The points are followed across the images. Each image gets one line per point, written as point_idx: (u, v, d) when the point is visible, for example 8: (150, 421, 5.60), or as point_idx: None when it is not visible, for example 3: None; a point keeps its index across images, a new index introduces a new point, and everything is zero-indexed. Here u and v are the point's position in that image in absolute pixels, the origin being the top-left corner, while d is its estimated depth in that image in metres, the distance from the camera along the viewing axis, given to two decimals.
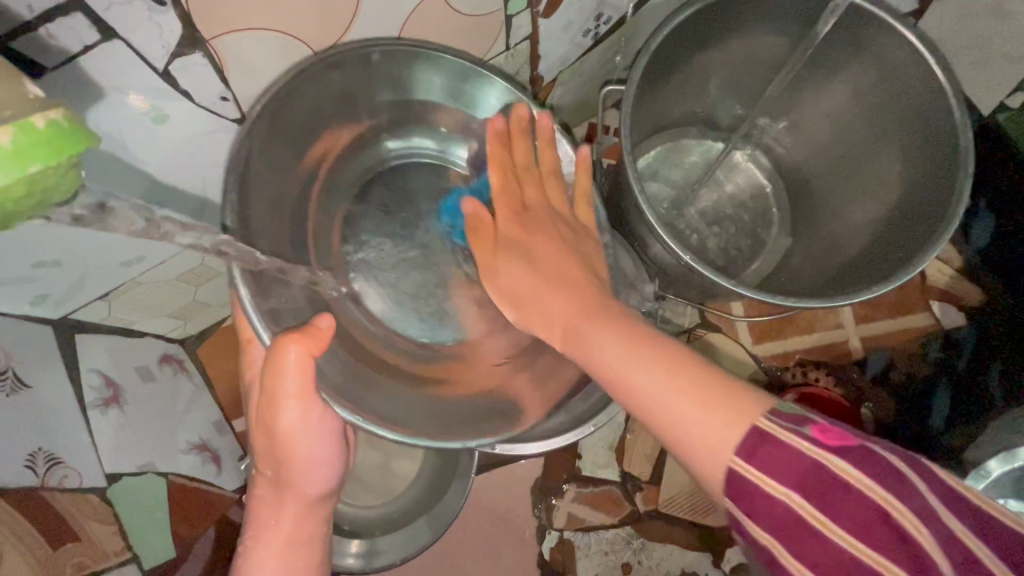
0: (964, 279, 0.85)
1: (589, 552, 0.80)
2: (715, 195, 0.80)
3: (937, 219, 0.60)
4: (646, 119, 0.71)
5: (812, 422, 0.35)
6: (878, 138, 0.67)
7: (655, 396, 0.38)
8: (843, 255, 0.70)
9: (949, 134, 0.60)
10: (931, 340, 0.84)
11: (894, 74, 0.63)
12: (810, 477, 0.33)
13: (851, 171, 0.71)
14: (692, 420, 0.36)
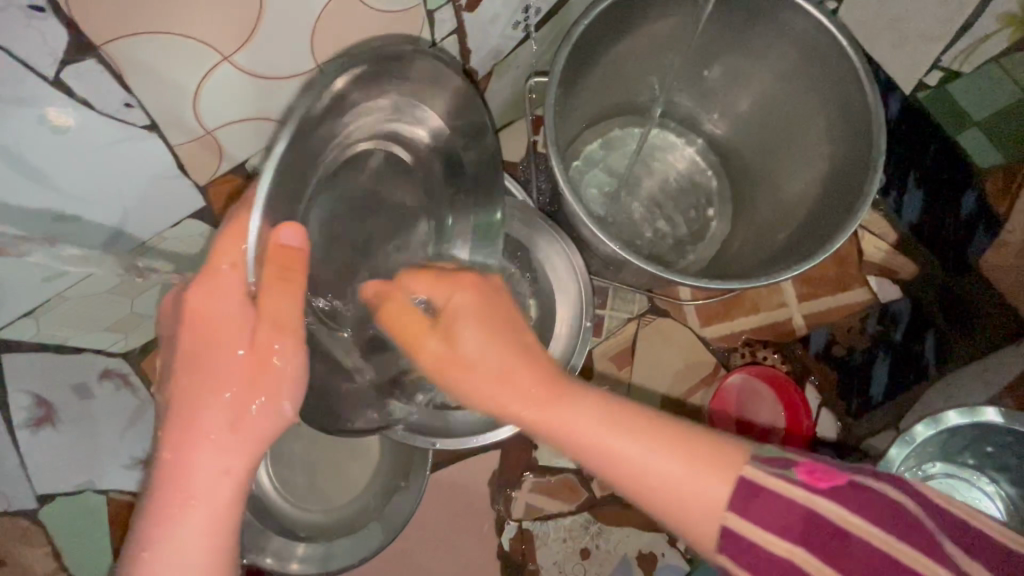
0: (899, 253, 0.87)
1: (548, 540, 0.81)
2: (655, 180, 0.82)
3: (856, 194, 0.62)
4: (578, 111, 0.72)
5: (799, 465, 0.37)
6: (803, 120, 0.68)
7: (617, 456, 0.39)
8: (777, 236, 0.71)
9: (864, 111, 0.62)
10: (869, 314, 0.87)
11: (814, 52, 0.64)
12: (800, 526, 0.36)
13: (782, 150, 0.72)
14: (677, 487, 0.38)
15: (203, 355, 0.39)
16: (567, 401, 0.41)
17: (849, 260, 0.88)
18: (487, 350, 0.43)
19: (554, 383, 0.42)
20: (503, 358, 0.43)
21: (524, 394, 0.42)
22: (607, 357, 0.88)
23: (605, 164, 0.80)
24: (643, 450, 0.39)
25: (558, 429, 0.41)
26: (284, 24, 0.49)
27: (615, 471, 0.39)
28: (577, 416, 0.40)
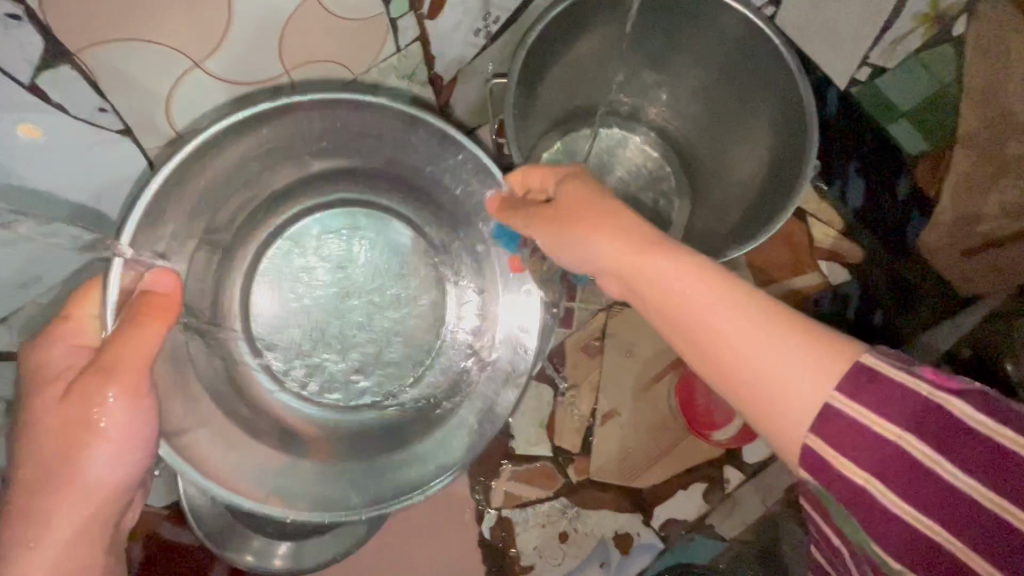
0: (846, 239, 0.93)
1: (527, 526, 0.84)
2: (616, 175, 0.86)
3: (796, 173, 0.66)
4: (540, 113, 0.76)
5: (924, 364, 0.37)
6: (745, 105, 0.73)
7: (736, 343, 0.38)
8: (731, 220, 0.76)
9: (796, 94, 0.66)
10: (823, 296, 0.92)
11: (746, 43, 0.68)
12: (918, 414, 0.36)
13: (729, 136, 0.77)
14: (774, 369, 0.37)
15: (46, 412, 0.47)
16: (665, 259, 0.42)
17: (802, 247, 0.94)
18: (597, 227, 0.46)
19: (645, 247, 0.44)
20: (622, 229, 0.45)
21: (642, 253, 0.43)
22: (579, 347, 0.91)
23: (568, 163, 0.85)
24: (758, 333, 0.37)
25: (663, 292, 0.41)
26: (252, 31, 0.52)
27: (724, 346, 0.38)
28: (677, 281, 0.41)
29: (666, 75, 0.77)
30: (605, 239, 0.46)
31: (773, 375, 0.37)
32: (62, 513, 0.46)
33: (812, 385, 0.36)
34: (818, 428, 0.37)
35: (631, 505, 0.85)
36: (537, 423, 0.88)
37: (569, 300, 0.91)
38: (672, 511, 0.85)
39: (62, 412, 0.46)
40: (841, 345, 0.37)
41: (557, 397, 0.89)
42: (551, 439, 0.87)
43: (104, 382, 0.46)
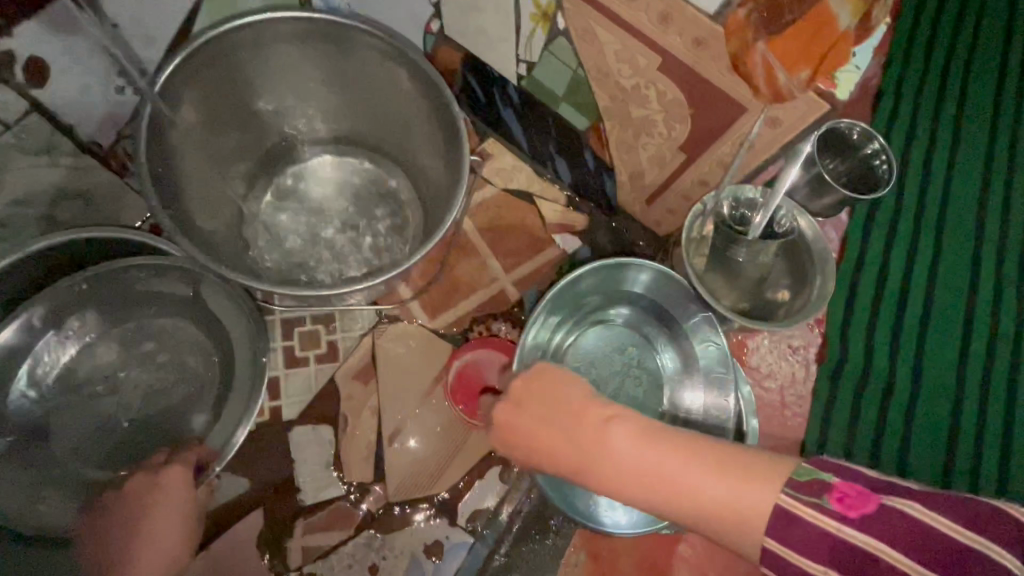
0: (573, 210, 1.04)
1: (335, 573, 0.81)
2: (339, 200, 0.88)
3: (456, 150, 0.73)
4: (200, 155, 0.74)
5: (831, 494, 0.45)
6: (399, 96, 0.77)
7: (665, 496, 0.48)
8: (437, 208, 0.80)
9: (426, 79, 0.71)
10: (562, 266, 1.02)
11: (366, 44, 0.71)
12: (829, 546, 0.44)
13: (405, 129, 0.81)
14: (731, 503, 0.46)
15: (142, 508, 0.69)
16: (614, 449, 0.50)
17: (538, 227, 1.03)
18: (533, 416, 0.55)
19: (601, 420, 0.52)
20: (550, 436, 0.54)
21: (593, 436, 0.52)
22: (351, 377, 0.91)
23: (291, 201, 0.86)
24: (701, 475, 0.46)
25: (590, 461, 0.51)
26: None
27: (648, 493, 0.48)
28: (621, 467, 0.50)
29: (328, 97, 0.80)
30: (621, 429, 0.51)
31: (707, 511, 0.46)
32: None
33: (766, 507, 0.45)
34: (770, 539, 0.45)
35: (435, 511, 0.87)
36: (323, 466, 0.86)
37: (329, 334, 0.92)
38: (475, 504, 0.88)
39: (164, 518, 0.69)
40: (772, 466, 0.47)
41: (338, 433, 0.88)
42: (339, 478, 0.85)
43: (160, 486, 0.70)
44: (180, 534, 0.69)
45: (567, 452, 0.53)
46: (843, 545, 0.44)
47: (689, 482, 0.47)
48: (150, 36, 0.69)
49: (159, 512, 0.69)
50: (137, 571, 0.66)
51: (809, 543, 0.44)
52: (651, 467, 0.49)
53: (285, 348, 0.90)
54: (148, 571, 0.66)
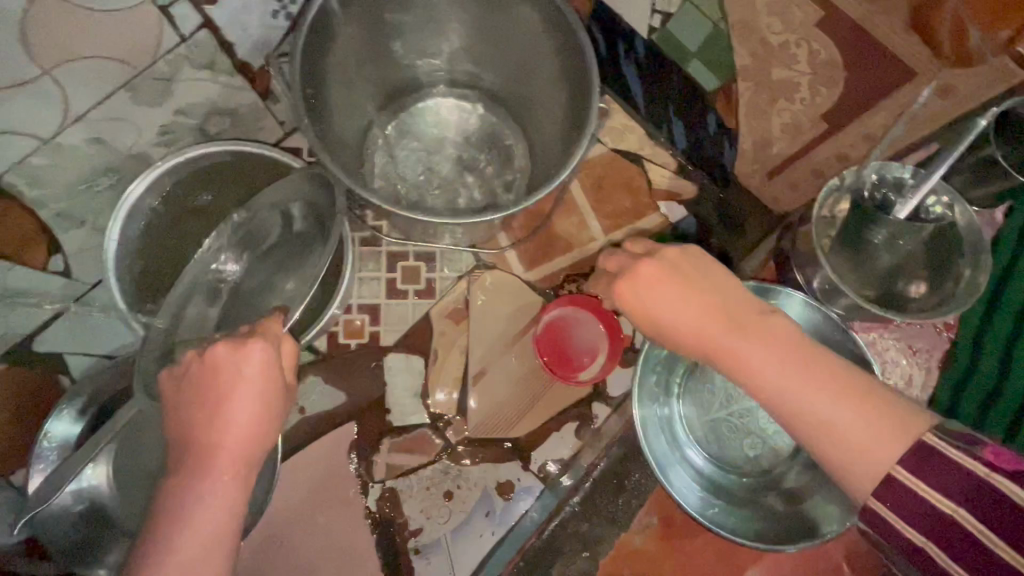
0: (681, 177, 1.01)
1: (413, 492, 0.87)
2: (451, 142, 0.90)
3: (583, 100, 0.71)
4: (340, 83, 0.77)
5: (984, 445, 0.49)
6: (528, 42, 0.76)
7: (786, 402, 0.53)
8: (550, 159, 0.81)
9: (562, 25, 0.70)
10: (664, 234, 0.98)
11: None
12: (971, 491, 0.49)
13: (530, 79, 0.81)
14: (844, 428, 0.51)
15: (209, 378, 0.55)
16: (758, 348, 0.54)
17: (643, 191, 1.01)
18: (686, 294, 0.57)
19: (756, 322, 0.56)
20: (699, 317, 0.57)
21: (741, 328, 0.56)
22: (444, 315, 0.94)
23: (408, 140, 0.89)
24: (822, 390, 0.52)
25: (729, 348, 0.55)
26: None
27: (772, 396, 0.54)
28: (757, 369, 0.54)
29: (455, 36, 0.81)
30: (765, 340, 0.55)
31: (808, 417, 0.52)
32: (214, 486, 0.54)
33: (888, 453, 0.50)
34: (874, 484, 0.51)
35: (510, 452, 0.90)
36: (411, 393, 0.91)
37: (429, 271, 0.95)
38: (549, 454, 0.90)
39: (235, 399, 0.55)
40: (899, 408, 0.52)
41: (428, 365, 0.92)
42: (426, 406, 0.90)
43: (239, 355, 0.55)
44: (260, 418, 0.56)
45: (698, 336, 0.57)
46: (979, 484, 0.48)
47: (817, 393, 0.52)
48: None
49: (224, 395, 0.55)
50: (217, 457, 0.54)
51: (949, 480, 0.49)
52: (786, 374, 0.53)
53: (388, 279, 0.94)
54: (224, 464, 0.55)
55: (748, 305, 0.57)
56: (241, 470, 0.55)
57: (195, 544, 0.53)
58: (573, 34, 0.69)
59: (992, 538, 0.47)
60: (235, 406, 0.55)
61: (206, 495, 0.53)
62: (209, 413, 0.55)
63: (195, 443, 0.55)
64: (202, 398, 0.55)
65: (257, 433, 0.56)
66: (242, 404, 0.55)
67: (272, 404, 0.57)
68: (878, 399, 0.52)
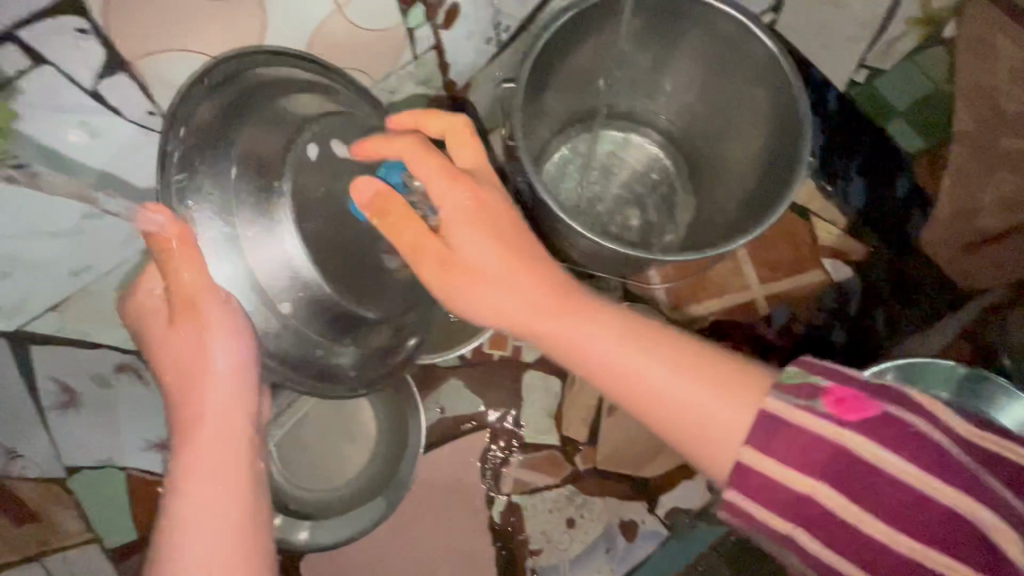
0: (849, 238, 0.95)
1: (536, 512, 0.87)
2: (616, 174, 0.91)
3: (787, 169, 0.70)
4: (548, 111, 0.80)
5: (847, 385, 0.40)
6: (737, 101, 0.76)
7: (626, 364, 0.44)
8: (728, 212, 0.81)
9: (784, 90, 0.70)
10: (826, 293, 0.94)
11: (738, 46, 0.72)
12: (909, 499, 0.37)
13: (726, 135, 0.80)
14: (673, 395, 0.43)
15: (185, 353, 0.48)
16: (587, 325, 0.46)
17: (805, 246, 0.96)
18: (514, 282, 0.48)
19: (571, 297, 0.48)
20: (511, 272, 0.48)
21: (566, 312, 0.47)
22: None
23: (572, 165, 0.89)
24: (653, 359, 0.44)
25: (556, 331, 0.47)
26: (294, 24, 0.56)
27: (591, 351, 0.45)
28: (589, 329, 0.46)
29: (658, 79, 0.82)
30: (596, 329, 0.46)
31: (687, 405, 0.42)
32: (212, 444, 0.45)
33: (737, 417, 0.41)
34: (725, 475, 0.42)
35: (637, 491, 0.88)
36: (545, 413, 0.91)
37: None
38: (676, 499, 0.88)
39: (200, 363, 0.47)
40: (745, 382, 0.42)
41: (564, 387, 0.92)
42: (558, 428, 0.91)
43: (196, 320, 0.47)
44: (241, 385, 0.48)
45: (467, 285, 0.48)
46: (936, 460, 0.37)
47: (663, 368, 0.44)
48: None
49: (200, 350, 0.47)
50: (198, 431, 0.46)
51: (800, 452, 0.39)
52: (652, 361, 0.44)
53: None
54: (208, 436, 0.46)
55: (519, 241, 0.49)
56: (238, 438, 0.47)
57: (214, 529, 0.42)
58: (793, 99, 0.69)
59: (896, 537, 0.37)
60: (214, 359, 0.47)
61: (197, 462, 0.44)
62: (192, 384, 0.47)
63: (181, 421, 0.47)
64: (185, 384, 0.47)
65: (233, 401, 0.47)
66: (231, 353, 0.48)
67: (243, 364, 0.48)
68: (710, 362, 0.44)
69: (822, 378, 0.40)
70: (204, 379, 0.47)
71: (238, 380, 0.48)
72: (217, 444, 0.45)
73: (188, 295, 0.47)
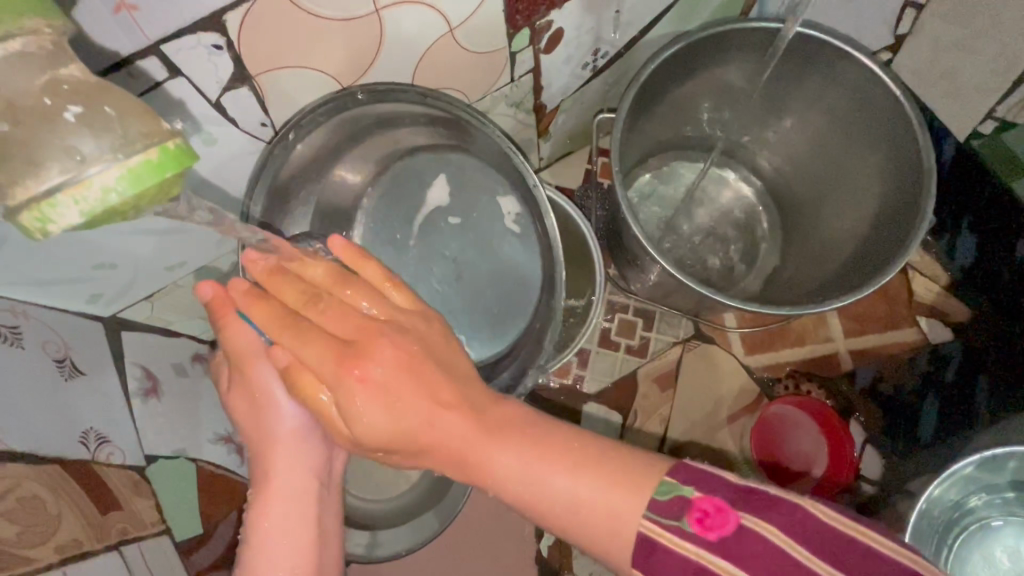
0: (950, 296, 0.90)
1: (585, 550, 0.85)
2: (704, 212, 0.87)
3: (907, 226, 0.65)
4: (641, 142, 0.78)
5: (685, 508, 0.37)
6: (852, 152, 0.73)
7: (535, 479, 0.40)
8: (825, 266, 0.76)
9: (911, 144, 0.66)
10: (921, 354, 0.88)
11: (864, 98, 0.68)
12: (799, 544, 0.36)
13: (834, 185, 0.76)
14: (567, 494, 0.39)
15: (251, 409, 0.52)
16: (497, 442, 0.41)
17: (899, 300, 0.91)
18: (365, 349, 0.41)
19: (484, 411, 0.42)
20: (432, 401, 0.41)
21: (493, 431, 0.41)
22: (650, 378, 0.90)
23: (656, 195, 0.86)
24: (491, 447, 0.41)
25: (488, 468, 0.41)
26: (404, 43, 0.55)
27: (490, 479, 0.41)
28: (500, 452, 0.40)
29: (761, 115, 0.78)
30: (371, 406, 0.41)
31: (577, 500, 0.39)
32: (283, 513, 0.52)
33: (615, 508, 0.38)
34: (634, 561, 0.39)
35: None
36: None
37: (645, 330, 0.92)
38: None
39: (263, 423, 0.52)
40: (605, 453, 0.40)
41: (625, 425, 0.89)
42: None
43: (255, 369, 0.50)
44: (310, 452, 0.54)
45: (313, 323, 0.43)
46: (839, 554, 0.35)
47: (488, 448, 0.41)
48: (634, 22, 0.75)
49: (268, 419, 0.52)
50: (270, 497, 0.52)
51: (663, 564, 0.37)
52: (450, 425, 0.41)
53: (603, 327, 0.92)
54: (280, 503, 0.52)
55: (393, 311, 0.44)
56: (304, 504, 0.53)
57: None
58: (919, 160, 0.65)
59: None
60: (280, 423, 0.52)
61: (270, 530, 0.51)
62: (257, 441, 0.53)
63: (255, 487, 0.53)
64: (260, 444, 0.53)
65: (297, 468, 0.53)
66: (293, 413, 0.52)
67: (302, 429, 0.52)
68: (570, 443, 0.40)
69: (693, 492, 0.37)
70: (271, 436, 0.52)
71: (302, 443, 0.53)
72: (283, 512, 0.52)
73: (250, 364, 0.49)
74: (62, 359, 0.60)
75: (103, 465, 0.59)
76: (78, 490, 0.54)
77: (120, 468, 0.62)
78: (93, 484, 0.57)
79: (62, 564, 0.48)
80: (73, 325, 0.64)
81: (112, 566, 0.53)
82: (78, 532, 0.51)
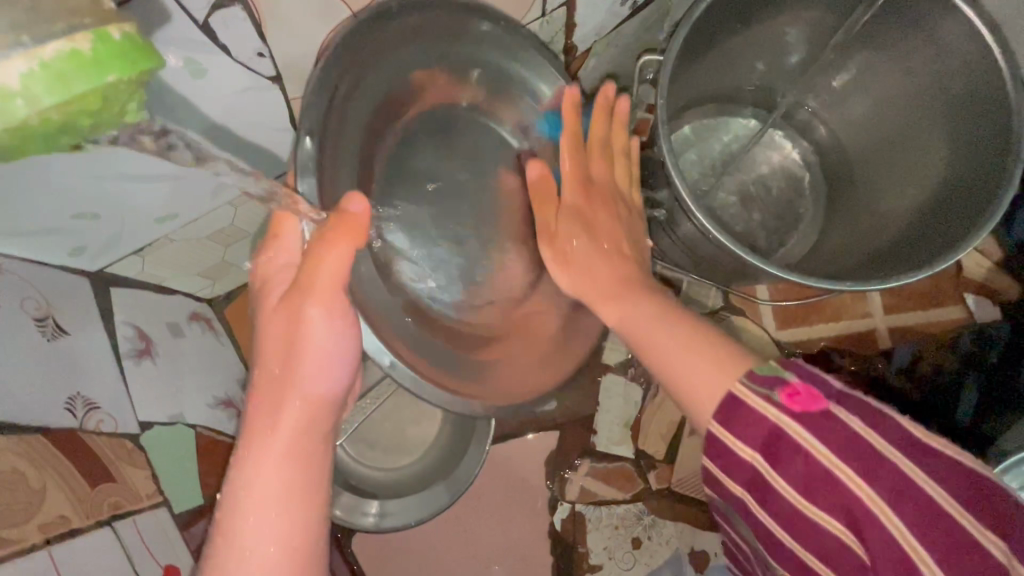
0: (1001, 272, 0.84)
1: (600, 525, 0.82)
2: (747, 175, 0.79)
3: (983, 202, 0.58)
4: (683, 93, 0.69)
5: (781, 386, 0.39)
6: (920, 116, 0.65)
7: (688, 375, 0.43)
8: (880, 238, 0.68)
9: (993, 107, 0.58)
10: (963, 332, 0.83)
11: (949, 53, 0.60)
12: (910, 450, 0.37)
13: (894, 155, 0.69)
14: (698, 376, 0.42)
15: (289, 323, 0.48)
16: (676, 346, 0.45)
17: (945, 274, 0.86)
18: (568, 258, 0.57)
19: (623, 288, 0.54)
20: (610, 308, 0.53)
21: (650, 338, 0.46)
22: None
23: (696, 153, 0.78)
24: (666, 334, 0.47)
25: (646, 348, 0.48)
26: None
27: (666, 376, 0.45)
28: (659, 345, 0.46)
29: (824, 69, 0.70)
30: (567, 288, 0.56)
31: (678, 369, 0.44)
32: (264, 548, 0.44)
33: (705, 389, 0.42)
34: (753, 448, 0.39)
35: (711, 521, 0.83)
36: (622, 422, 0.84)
37: None
38: None
39: (280, 332, 0.49)
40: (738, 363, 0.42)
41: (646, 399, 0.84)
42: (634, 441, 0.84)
43: (311, 296, 0.47)
44: (296, 476, 0.47)
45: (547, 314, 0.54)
46: (958, 488, 0.36)
47: (659, 335, 0.47)
48: None
49: (297, 360, 0.49)
50: (243, 505, 0.45)
51: (760, 437, 0.39)
52: (637, 315, 0.51)
53: None
54: (264, 516, 0.45)
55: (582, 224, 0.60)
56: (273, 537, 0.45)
57: (274, 552, 0.44)
58: (1008, 118, 0.57)
59: (817, 447, 0.38)
60: (319, 367, 0.50)
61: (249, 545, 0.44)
62: (292, 367, 0.49)
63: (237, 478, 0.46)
64: (277, 399, 0.48)
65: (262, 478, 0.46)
66: (331, 375, 0.50)
67: (299, 380, 0.49)
68: (715, 338, 0.45)
69: (789, 373, 0.40)
70: (313, 349, 0.49)
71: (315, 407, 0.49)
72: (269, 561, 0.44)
73: (299, 304, 0.47)
74: (43, 319, 0.54)
75: (92, 434, 0.55)
76: (62, 462, 0.49)
77: (111, 437, 0.57)
78: (82, 453, 0.52)
79: (46, 543, 0.44)
80: (57, 280, 0.58)
81: (104, 544, 0.50)
82: (64, 510, 0.47)
